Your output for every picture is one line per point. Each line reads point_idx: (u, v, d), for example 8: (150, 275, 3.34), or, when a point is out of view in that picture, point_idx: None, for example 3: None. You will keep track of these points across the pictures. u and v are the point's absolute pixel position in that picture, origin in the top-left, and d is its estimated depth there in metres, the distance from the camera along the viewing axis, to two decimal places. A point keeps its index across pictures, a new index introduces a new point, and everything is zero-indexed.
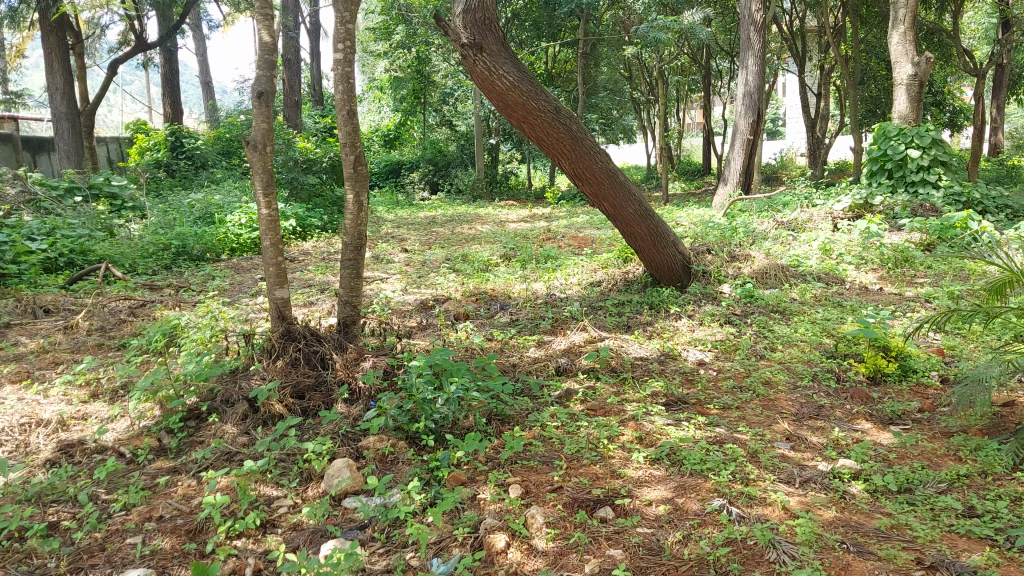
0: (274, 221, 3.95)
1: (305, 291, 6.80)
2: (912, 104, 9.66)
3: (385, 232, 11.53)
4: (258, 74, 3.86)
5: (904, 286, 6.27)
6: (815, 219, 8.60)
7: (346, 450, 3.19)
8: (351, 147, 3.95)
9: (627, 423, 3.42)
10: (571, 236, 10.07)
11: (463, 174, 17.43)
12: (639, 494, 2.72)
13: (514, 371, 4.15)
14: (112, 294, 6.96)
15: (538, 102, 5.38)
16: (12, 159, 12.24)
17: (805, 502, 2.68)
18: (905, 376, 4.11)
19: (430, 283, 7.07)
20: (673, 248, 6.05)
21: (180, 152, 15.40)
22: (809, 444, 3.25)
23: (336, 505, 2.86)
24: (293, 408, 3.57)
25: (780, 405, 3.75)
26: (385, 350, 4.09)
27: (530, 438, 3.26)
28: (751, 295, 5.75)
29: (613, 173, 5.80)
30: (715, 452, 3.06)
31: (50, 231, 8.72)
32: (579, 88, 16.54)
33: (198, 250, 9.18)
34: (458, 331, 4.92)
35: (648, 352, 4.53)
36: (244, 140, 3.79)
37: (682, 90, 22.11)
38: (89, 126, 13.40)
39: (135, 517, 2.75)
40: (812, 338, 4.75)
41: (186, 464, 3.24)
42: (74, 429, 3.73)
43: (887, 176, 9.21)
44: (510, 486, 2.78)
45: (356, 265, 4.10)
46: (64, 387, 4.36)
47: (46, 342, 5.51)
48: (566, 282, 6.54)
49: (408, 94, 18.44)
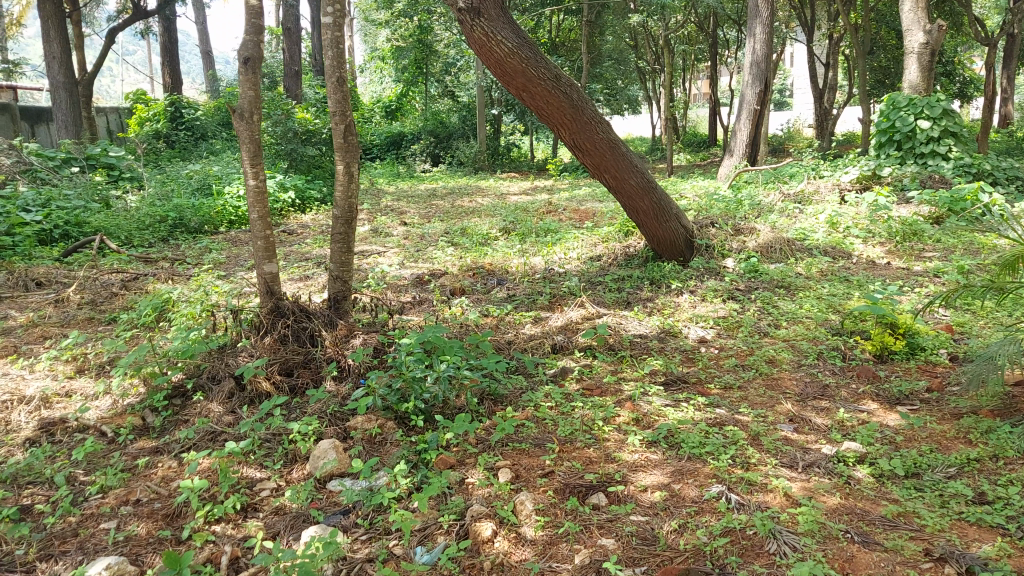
0: (262, 193, 3.81)
1: (300, 264, 6.68)
2: (923, 73, 9.40)
3: (385, 204, 11.40)
4: (245, 39, 3.68)
5: (912, 260, 6.13)
6: (821, 191, 8.47)
7: (334, 431, 3.08)
8: (341, 116, 3.78)
9: (623, 404, 3.30)
10: (573, 208, 9.91)
11: (465, 146, 17.19)
12: (634, 479, 2.60)
13: (508, 349, 4.04)
14: (106, 266, 6.85)
15: (537, 70, 5.21)
16: (9, 129, 12.06)
17: (808, 488, 2.57)
18: (913, 354, 3.99)
19: (427, 256, 6.93)
20: (676, 221, 5.89)
21: (180, 123, 15.20)
22: (813, 426, 3.14)
23: (320, 488, 2.75)
24: (281, 386, 3.47)
25: (784, 385, 3.63)
26: (377, 327, 3.97)
27: (523, 419, 3.15)
28: (755, 270, 5.63)
29: (615, 143, 5.63)
30: (715, 435, 2.94)
31: (46, 203, 8.60)
32: (583, 57, 16.23)
33: (196, 222, 9.05)
34: (453, 307, 4.81)
35: (648, 329, 4.41)
36: (230, 108, 3.62)
37: (689, 60, 21.80)
38: (87, 97, 13.19)
39: (111, 501, 2.65)
40: (818, 315, 4.61)
41: (169, 444, 3.15)
42: (58, 407, 3.63)
43: (895, 147, 9.03)
44: (500, 470, 2.67)
45: (347, 239, 3.96)
46: (50, 363, 4.27)
47: (36, 315, 5.42)
48: (566, 256, 6.40)
49: (410, 64, 18.36)
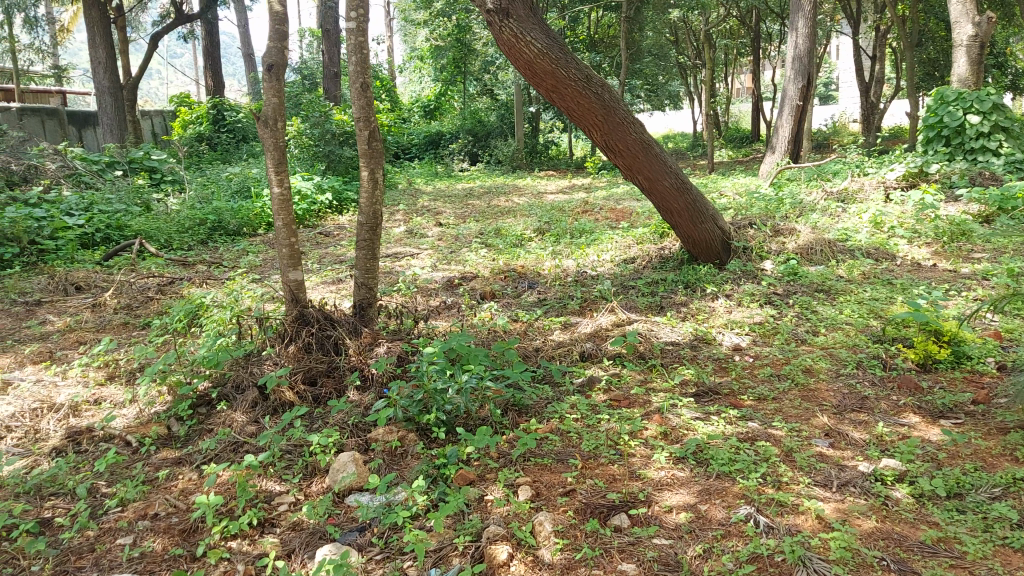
0: (287, 201, 3.78)
1: (334, 267, 6.66)
2: (972, 67, 9.08)
3: (422, 204, 11.37)
4: (268, 46, 3.64)
5: (959, 262, 5.91)
6: (865, 189, 8.24)
7: (355, 443, 3.04)
8: (365, 122, 3.74)
9: (651, 416, 3.20)
10: (610, 208, 9.78)
11: (503, 145, 17.11)
12: (659, 499, 2.51)
13: (536, 357, 3.96)
14: (144, 270, 6.90)
15: (567, 71, 5.12)
16: (57, 134, 12.28)
17: (842, 509, 2.45)
18: (959, 363, 3.82)
19: (460, 259, 6.87)
20: (712, 223, 5.75)
21: (222, 126, 15.36)
22: (851, 441, 3.01)
23: (339, 502, 2.71)
24: (304, 395, 3.43)
25: (820, 396, 3.49)
26: (402, 334, 3.92)
27: (547, 432, 3.07)
28: (795, 273, 5.47)
29: (648, 144, 5.52)
30: (746, 451, 2.83)
31: (88, 207, 8.72)
32: (623, 54, 16.03)
33: (234, 224, 9.11)
34: (482, 312, 4.75)
35: (680, 336, 4.29)
36: (254, 115, 3.59)
37: (731, 54, 21.44)
38: (131, 101, 13.38)
39: (129, 514, 2.64)
40: (858, 321, 4.45)
41: (191, 455, 3.13)
42: (86, 415, 3.65)
43: (944, 143, 8.75)
44: (520, 487, 2.59)
45: (371, 245, 3.92)
46: (82, 369, 4.29)
47: (73, 320, 5.47)
48: (599, 259, 6.29)
49: (448, 63, 18.36)
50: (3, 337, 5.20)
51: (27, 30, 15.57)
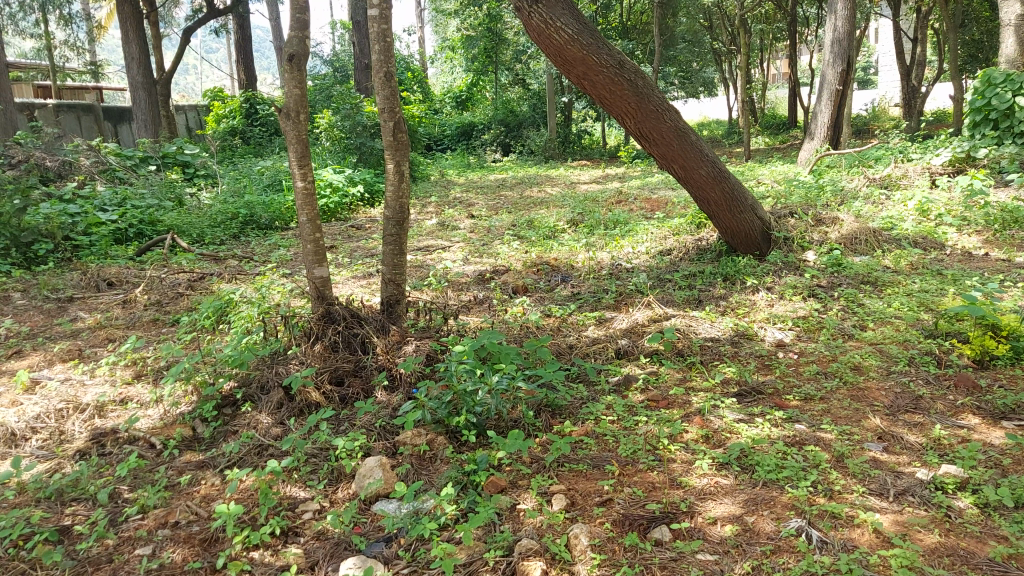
0: (311, 194, 3.67)
1: (365, 261, 6.56)
2: (1021, 47, 8.73)
3: (454, 196, 11.25)
4: (290, 35, 3.52)
5: (1013, 251, 5.65)
6: (909, 176, 7.98)
7: (382, 446, 2.93)
8: (390, 113, 3.61)
9: (692, 419, 3.04)
10: (643, 198, 9.58)
11: (536, 135, 16.94)
12: (702, 510, 2.35)
13: (569, 355, 3.83)
14: (176, 265, 6.84)
15: (600, 57, 4.95)
16: (93, 130, 12.33)
17: (900, 522, 2.28)
18: (1018, 359, 3.61)
19: (493, 251, 6.73)
20: (751, 212, 5.54)
21: (255, 120, 15.34)
22: (906, 445, 2.83)
23: (365, 510, 2.60)
24: (331, 396, 3.33)
25: (871, 396, 3.30)
26: (431, 332, 3.79)
27: (581, 435, 2.93)
28: (839, 264, 5.26)
29: (684, 131, 5.33)
30: (794, 457, 2.67)
31: (121, 202, 8.70)
32: (656, 40, 15.76)
33: (266, 218, 9.05)
34: (514, 307, 4.61)
35: (720, 332, 4.11)
36: (276, 108, 3.49)
37: (766, 40, 21.06)
38: (166, 96, 13.40)
39: (150, 522, 2.56)
40: (908, 315, 4.24)
41: (215, 459, 3.04)
42: (111, 416, 3.57)
43: (991, 127, 8.43)
44: (554, 496, 2.46)
45: (399, 241, 3.79)
46: (110, 368, 4.23)
47: (103, 317, 5.42)
48: (635, 251, 6.11)
49: (479, 53, 18.05)
50: (33, 335, 5.16)
51: (62, 26, 15.67)
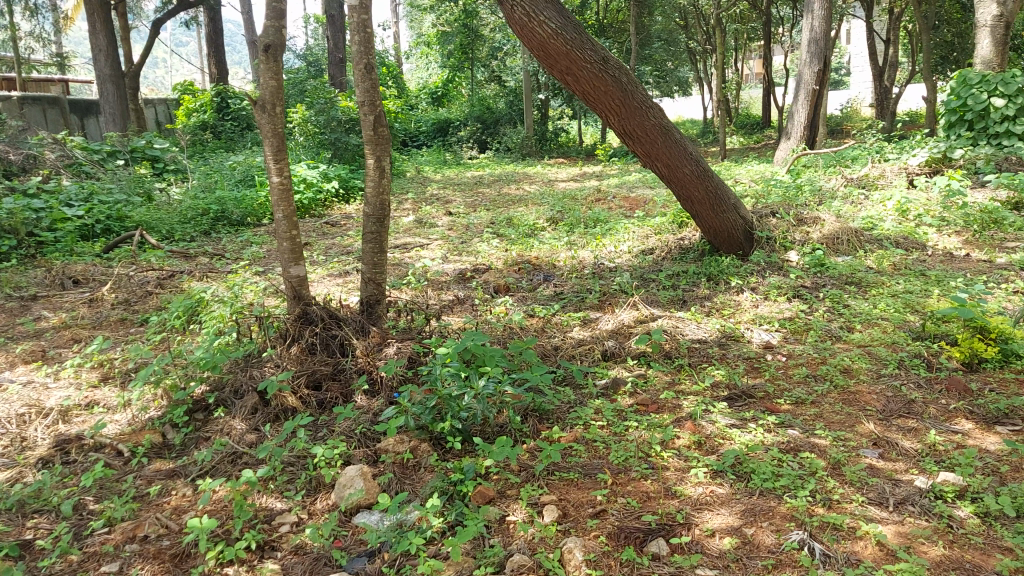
0: (287, 190, 3.54)
1: (341, 259, 6.40)
2: (996, 48, 8.77)
3: (430, 193, 11.10)
4: (265, 25, 3.38)
5: (994, 252, 5.64)
6: (887, 176, 7.99)
7: (363, 454, 2.81)
8: (370, 107, 3.49)
9: (683, 424, 2.95)
10: (623, 196, 9.50)
11: (512, 132, 16.82)
12: (699, 521, 2.27)
13: (554, 357, 3.73)
14: (145, 262, 6.64)
15: (584, 52, 4.85)
16: (58, 123, 12.01)
17: (903, 533, 2.21)
18: (1007, 362, 3.56)
19: (472, 250, 6.61)
20: (734, 212, 5.48)
21: (226, 114, 15.07)
22: (902, 451, 2.76)
23: (346, 522, 2.48)
24: (308, 400, 3.20)
25: (863, 400, 3.24)
26: (412, 333, 3.67)
27: (570, 441, 2.84)
28: (822, 264, 5.21)
29: (667, 129, 5.26)
30: (790, 464, 2.59)
31: (88, 197, 8.45)
32: (632, 39, 15.70)
33: (238, 214, 8.84)
34: (496, 307, 4.51)
35: (708, 333, 4.03)
36: (250, 100, 3.34)
37: (741, 39, 21.13)
38: (134, 89, 13.09)
39: (117, 536, 2.42)
40: (895, 316, 4.19)
41: (186, 467, 2.90)
42: (76, 422, 3.41)
43: (967, 128, 8.46)
44: (545, 507, 2.37)
45: (379, 239, 3.67)
46: (75, 370, 4.05)
47: (69, 316, 5.23)
48: (617, 250, 6.02)
49: (455, 49, 18.17)
50: None
51: (26, 16, 15.26)
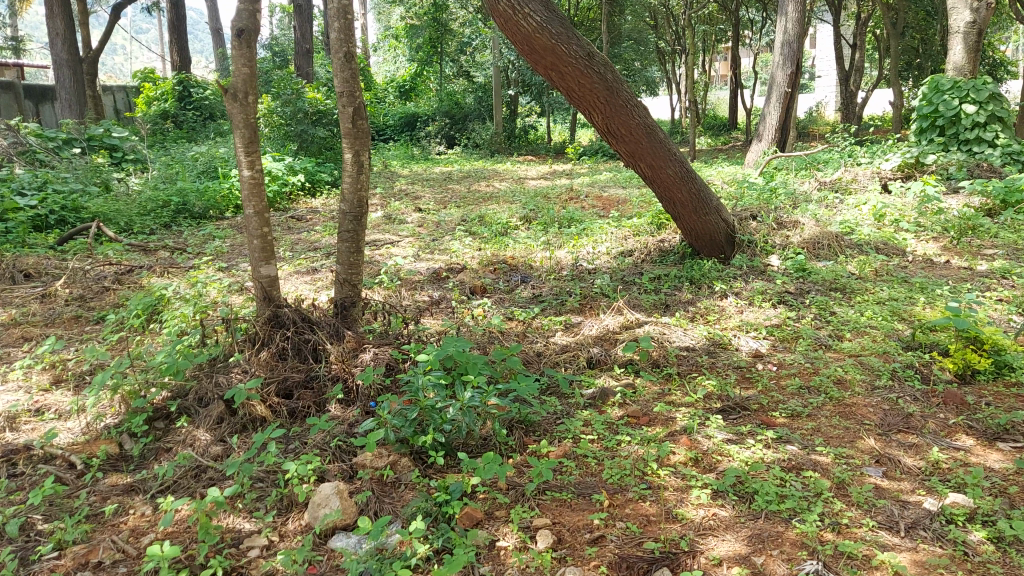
0: (257, 184, 3.32)
1: (309, 255, 6.17)
2: (968, 54, 8.77)
3: (399, 188, 10.87)
4: (240, 7, 3.15)
5: (973, 259, 5.60)
6: (859, 179, 7.98)
7: (338, 469, 2.62)
8: (349, 97, 3.29)
9: (678, 439, 2.81)
10: (595, 195, 9.37)
11: (480, 128, 16.63)
12: (704, 549, 2.13)
13: (537, 363, 3.57)
14: (102, 256, 6.33)
15: (570, 47, 4.69)
16: (11, 108, 11.55)
17: (921, 563, 2.08)
18: (1000, 374, 3.47)
19: (444, 248, 6.41)
20: (716, 214, 5.37)
21: (188, 103, 14.64)
22: (905, 469, 2.65)
23: (322, 544, 2.29)
24: (279, 409, 3.00)
25: (859, 414, 3.13)
26: (389, 337, 3.48)
27: (559, 458, 2.68)
28: (804, 269, 5.11)
29: (651, 128, 5.12)
30: (793, 483, 2.46)
31: (42, 185, 8.06)
32: (602, 35, 15.49)
33: (200, 207, 8.54)
34: (475, 310, 4.34)
35: (694, 340, 3.90)
36: (221, 88, 3.13)
37: (710, 40, 21.21)
38: (92, 75, 12.62)
39: (68, 562, 2.21)
40: (883, 324, 4.08)
41: (146, 482, 2.68)
42: (25, 428, 3.16)
43: (938, 133, 8.45)
44: (539, 534, 2.21)
45: (356, 237, 3.48)
46: (24, 372, 3.78)
47: (19, 313, 4.92)
48: (595, 251, 5.87)
49: (424, 43, 17.92)
50: None
51: None
